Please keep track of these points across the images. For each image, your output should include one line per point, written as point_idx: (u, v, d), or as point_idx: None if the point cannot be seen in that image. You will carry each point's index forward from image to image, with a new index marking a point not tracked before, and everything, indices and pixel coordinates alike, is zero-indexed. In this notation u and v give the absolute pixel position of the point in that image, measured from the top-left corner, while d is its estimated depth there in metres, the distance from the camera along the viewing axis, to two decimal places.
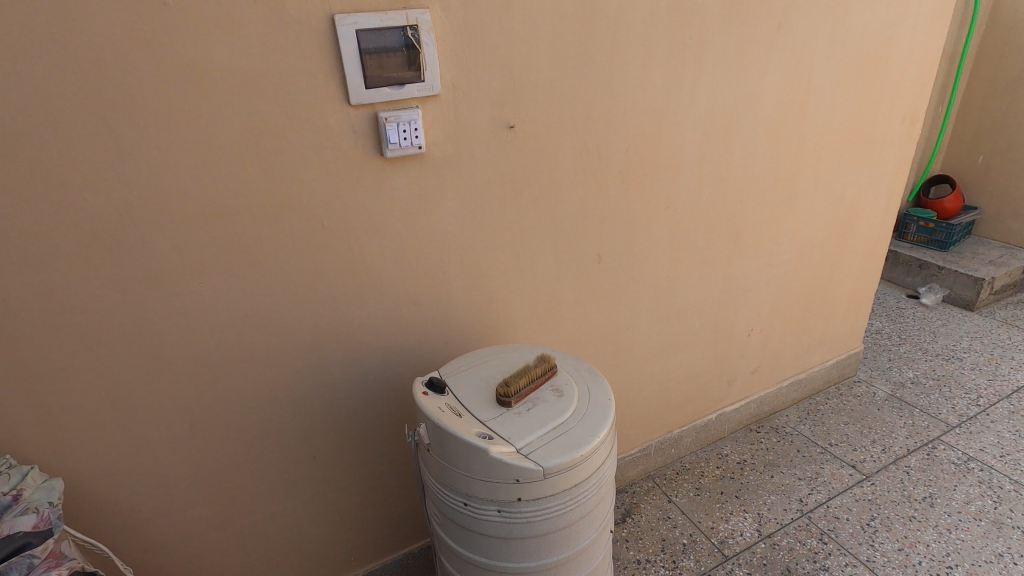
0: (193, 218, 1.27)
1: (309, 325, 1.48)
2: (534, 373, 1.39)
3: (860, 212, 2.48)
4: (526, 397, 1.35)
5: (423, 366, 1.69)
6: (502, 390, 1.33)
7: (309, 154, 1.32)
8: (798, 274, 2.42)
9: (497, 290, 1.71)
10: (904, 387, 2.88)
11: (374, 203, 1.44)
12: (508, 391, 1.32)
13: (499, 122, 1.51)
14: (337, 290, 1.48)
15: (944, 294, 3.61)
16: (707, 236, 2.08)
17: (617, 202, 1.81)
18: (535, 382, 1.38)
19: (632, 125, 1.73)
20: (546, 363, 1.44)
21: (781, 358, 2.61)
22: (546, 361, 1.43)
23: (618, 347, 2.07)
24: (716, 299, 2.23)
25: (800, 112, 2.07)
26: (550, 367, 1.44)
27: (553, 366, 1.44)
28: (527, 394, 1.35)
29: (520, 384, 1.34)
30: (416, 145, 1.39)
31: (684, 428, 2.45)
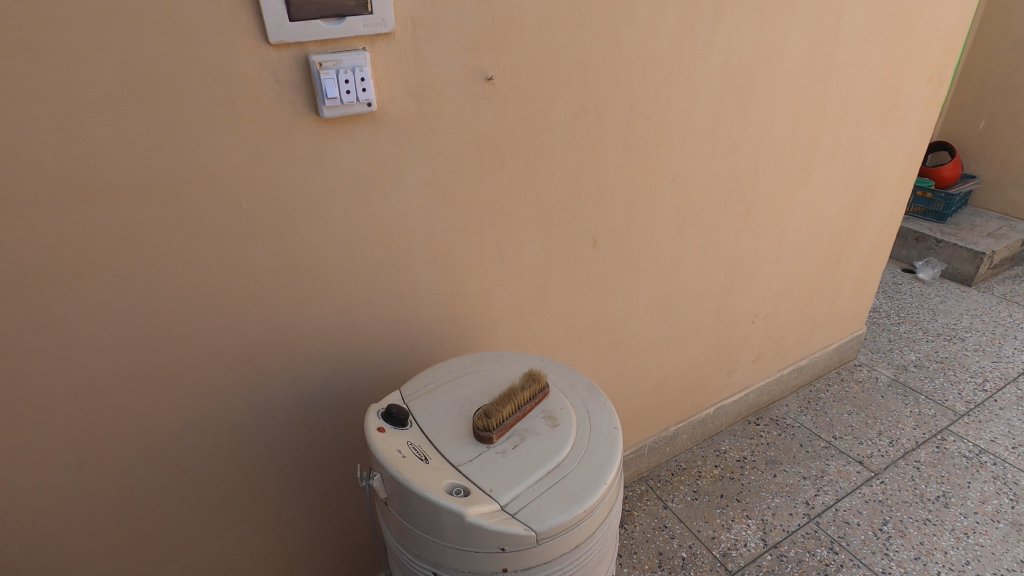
0: (53, 200, 0.91)
1: (233, 336, 1.16)
2: (523, 398, 1.09)
3: (877, 184, 2.22)
4: (510, 430, 1.06)
5: (383, 377, 1.38)
6: (482, 422, 1.03)
7: (217, 112, 0.97)
8: (809, 253, 2.17)
9: (474, 283, 1.40)
10: (907, 371, 2.70)
11: (312, 179, 1.10)
12: (489, 424, 1.03)
13: (474, 72, 1.17)
14: (267, 291, 1.15)
15: (942, 268, 3.44)
16: (715, 213, 1.79)
17: (617, 175, 1.50)
18: (524, 410, 1.09)
19: (637, 78, 1.40)
20: (537, 382, 1.14)
21: (784, 344, 2.39)
22: (537, 380, 1.14)
23: (613, 342, 1.80)
24: (722, 285, 1.97)
25: (824, 68, 1.77)
26: (542, 387, 1.15)
27: (546, 387, 1.15)
28: (511, 425, 1.06)
29: (505, 413, 1.05)
30: (364, 101, 1.05)
31: (681, 424, 2.22)
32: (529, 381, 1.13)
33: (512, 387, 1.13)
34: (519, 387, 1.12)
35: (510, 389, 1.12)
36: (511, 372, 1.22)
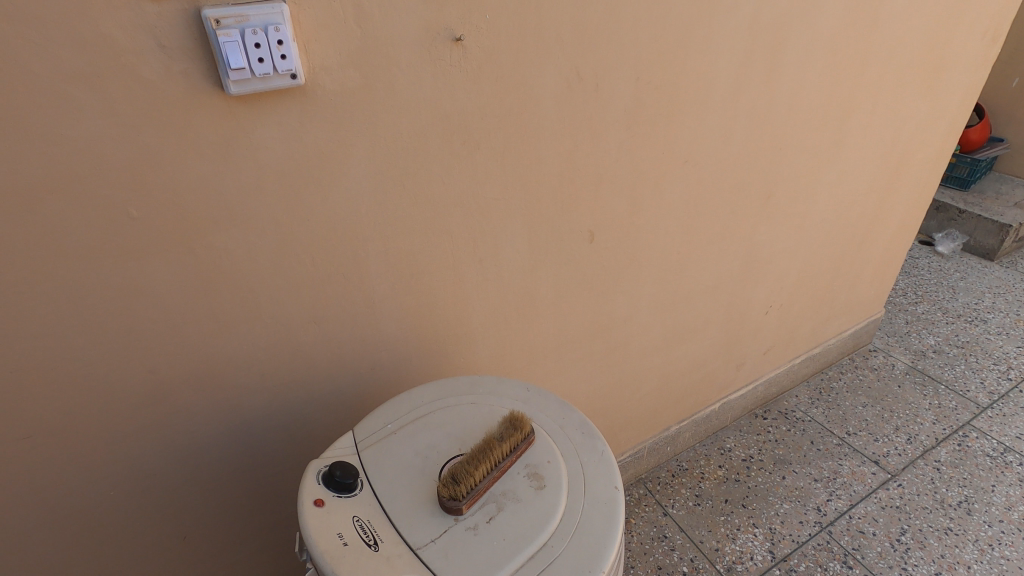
0: None
1: (139, 373, 0.91)
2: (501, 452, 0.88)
3: (913, 157, 1.95)
4: (483, 495, 0.85)
5: (340, 406, 1.16)
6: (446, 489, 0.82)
7: (76, 89, 0.70)
8: (832, 236, 1.93)
9: (446, 291, 1.16)
10: (926, 357, 2.51)
11: (225, 175, 0.84)
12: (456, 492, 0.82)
13: (438, 30, 0.90)
14: (179, 318, 0.91)
15: (963, 241, 3.22)
16: (734, 197, 1.53)
17: (620, 156, 1.24)
18: (502, 468, 0.87)
19: (647, 37, 1.12)
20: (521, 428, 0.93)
21: (797, 334, 2.17)
22: (521, 426, 0.92)
23: (611, 344, 1.57)
24: (735, 276, 1.73)
25: (868, 22, 1.48)
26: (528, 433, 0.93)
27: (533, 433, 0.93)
28: (484, 490, 0.85)
29: (477, 476, 0.84)
30: (286, 73, 0.78)
31: (684, 423, 2.03)
32: (510, 427, 0.92)
33: (489, 436, 0.92)
34: (496, 437, 0.90)
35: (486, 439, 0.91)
36: (492, 411, 1.01)
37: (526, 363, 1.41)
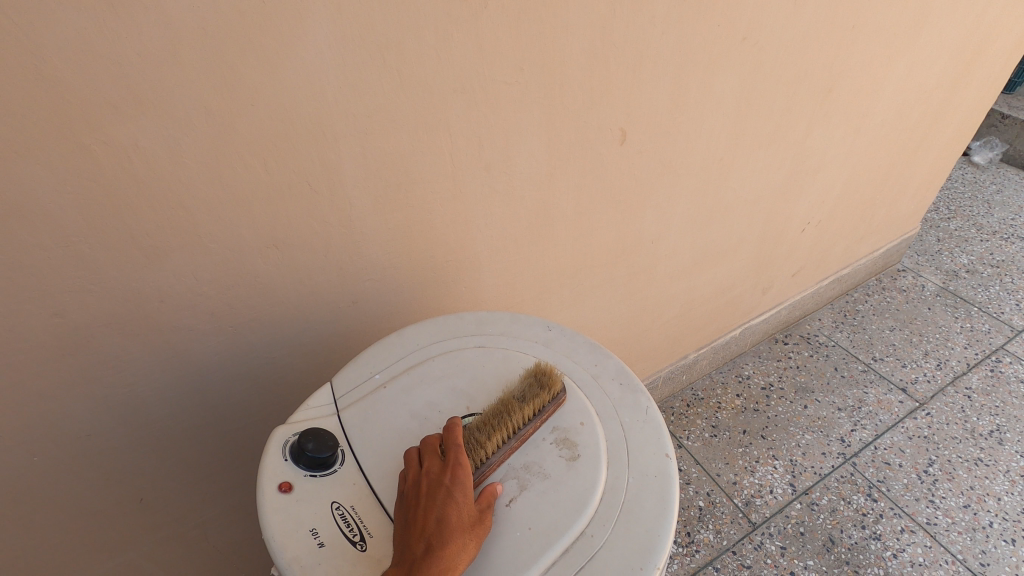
0: None
1: (42, 315, 0.69)
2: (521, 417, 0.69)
3: (991, 45, 1.65)
4: (500, 471, 0.66)
5: (317, 348, 0.95)
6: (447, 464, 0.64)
7: None
8: (886, 141, 1.67)
9: (444, 207, 0.92)
10: (958, 277, 2.33)
11: (118, 32, 0.57)
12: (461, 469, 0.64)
13: None
14: (83, 243, 0.66)
15: (1002, 151, 2.95)
16: (791, 88, 1.26)
17: (665, 30, 0.95)
18: (523, 437, 0.68)
19: None
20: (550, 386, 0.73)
21: (830, 253, 1.97)
22: (549, 382, 0.73)
23: (635, 268, 1.36)
24: (778, 187, 1.49)
25: None
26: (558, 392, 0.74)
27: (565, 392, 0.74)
28: (501, 464, 0.66)
29: (489, 448, 0.65)
30: None
31: (702, 351, 1.86)
32: (533, 384, 0.73)
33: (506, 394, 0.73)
34: (514, 397, 0.71)
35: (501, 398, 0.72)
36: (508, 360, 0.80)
37: (539, 293, 1.20)
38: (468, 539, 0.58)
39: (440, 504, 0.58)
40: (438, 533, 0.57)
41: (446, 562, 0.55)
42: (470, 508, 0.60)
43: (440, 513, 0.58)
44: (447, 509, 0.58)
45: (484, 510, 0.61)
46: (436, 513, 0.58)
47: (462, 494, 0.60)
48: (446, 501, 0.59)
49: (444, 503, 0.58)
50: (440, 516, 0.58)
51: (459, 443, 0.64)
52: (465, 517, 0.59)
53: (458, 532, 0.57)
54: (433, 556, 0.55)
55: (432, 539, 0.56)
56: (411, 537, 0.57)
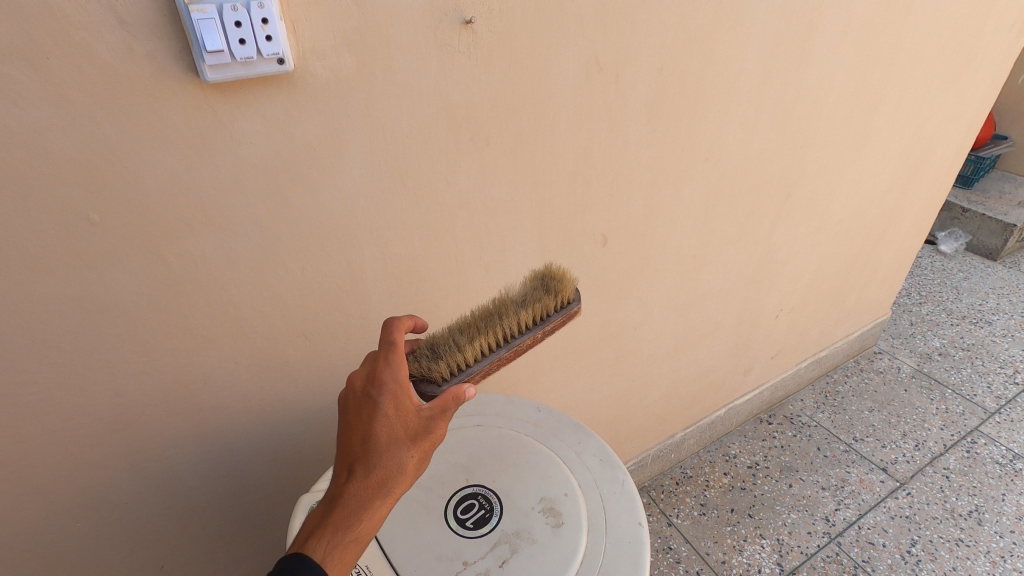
0: None
1: (103, 396, 0.81)
2: (513, 328, 0.84)
3: (934, 155, 1.87)
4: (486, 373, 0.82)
5: (331, 424, 1.06)
6: (434, 363, 0.77)
7: (13, 72, 0.58)
8: (847, 237, 1.85)
9: (449, 299, 1.06)
10: (931, 360, 2.46)
11: (199, 173, 0.72)
12: (447, 370, 0.78)
13: (444, 11, 0.79)
14: (148, 334, 0.80)
15: (966, 241, 3.17)
16: (753, 196, 1.44)
17: (637, 155, 1.13)
18: (511, 348, 0.83)
19: (672, 20, 1.01)
20: (551, 308, 0.87)
21: (806, 337, 2.11)
22: (554, 300, 0.88)
23: (621, 352, 1.49)
24: (749, 279, 1.65)
25: (902, 13, 1.37)
26: (559, 313, 0.88)
27: (569, 312, 0.88)
28: (488, 370, 0.82)
29: (471, 355, 0.80)
30: (273, 57, 0.67)
31: (689, 430, 1.95)
32: (536, 302, 0.86)
33: (506, 304, 0.86)
34: (514, 308, 0.85)
35: (501, 306, 0.86)
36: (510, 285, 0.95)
37: (532, 373, 1.32)
38: (402, 448, 0.63)
39: (365, 422, 0.63)
40: (362, 454, 0.62)
41: (376, 477, 0.61)
42: (405, 421, 0.65)
43: (365, 431, 0.63)
44: (372, 426, 0.63)
45: (428, 418, 0.65)
46: (362, 435, 0.63)
47: (388, 407, 0.64)
48: (371, 417, 0.63)
49: (368, 419, 0.64)
50: (364, 434, 0.63)
51: (394, 351, 0.69)
52: (397, 429, 0.64)
53: (388, 445, 0.62)
54: (360, 475, 0.61)
55: (357, 462, 0.62)
56: (341, 462, 0.63)
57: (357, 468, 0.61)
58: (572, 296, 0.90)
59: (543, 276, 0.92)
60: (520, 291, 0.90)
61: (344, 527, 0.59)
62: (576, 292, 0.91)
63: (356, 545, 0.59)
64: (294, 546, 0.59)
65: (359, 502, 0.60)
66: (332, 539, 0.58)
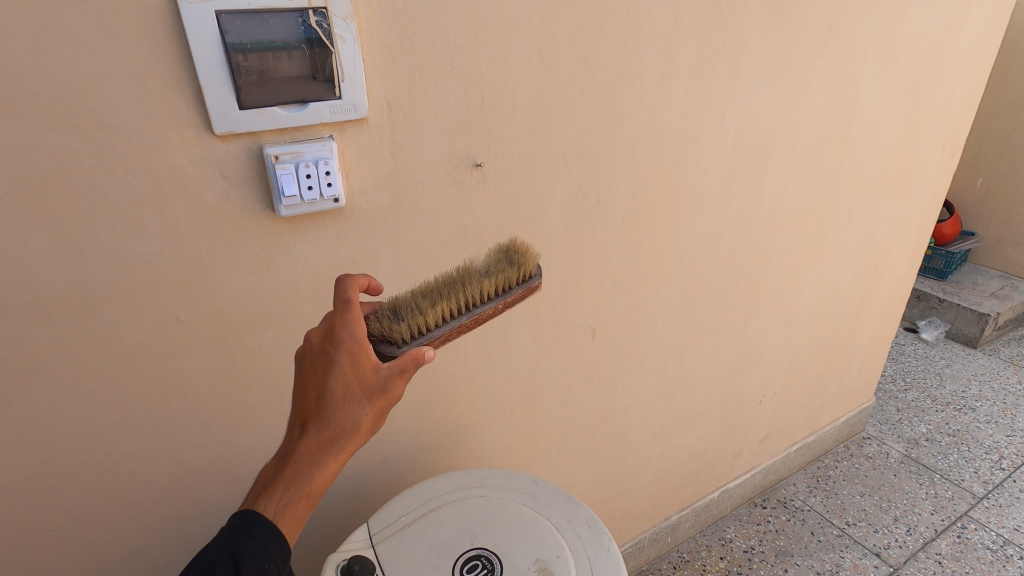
0: None
1: (166, 465, 0.95)
2: (474, 296, 0.89)
3: (891, 255, 2.08)
4: (446, 339, 0.87)
5: (350, 498, 1.18)
6: (396, 324, 0.81)
7: (143, 213, 0.79)
8: (819, 328, 2.03)
9: (457, 384, 1.22)
10: (919, 445, 2.55)
11: (265, 282, 0.92)
12: (408, 332, 0.82)
13: (460, 158, 1.02)
14: (209, 412, 0.96)
15: (945, 329, 3.34)
16: (725, 293, 1.63)
17: (619, 261, 1.34)
18: (472, 315, 0.88)
19: (642, 157, 1.25)
20: (513, 281, 0.93)
21: (792, 421, 2.22)
22: (518, 273, 0.93)
23: (613, 433, 1.62)
24: (729, 366, 1.81)
25: (842, 142, 1.63)
26: (521, 286, 0.93)
27: (530, 286, 0.94)
28: (448, 337, 0.86)
29: (432, 318, 0.84)
30: (330, 197, 0.89)
31: (683, 512, 2.02)
32: (499, 273, 0.91)
33: (470, 274, 0.92)
34: (477, 279, 0.90)
35: (465, 276, 0.92)
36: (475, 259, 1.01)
37: (531, 453, 1.45)
38: (355, 407, 0.70)
39: (321, 381, 0.69)
40: (317, 411, 0.69)
41: (328, 434, 0.69)
42: (360, 379, 0.70)
43: (320, 390, 0.69)
44: (327, 385, 0.69)
45: (384, 378, 0.71)
46: (317, 393, 0.69)
47: (343, 366, 0.70)
48: (326, 376, 0.69)
49: (323, 377, 0.69)
50: (319, 394, 0.69)
51: (350, 307, 0.72)
52: (351, 388, 0.70)
53: (341, 405, 0.69)
54: (313, 433, 0.69)
55: (312, 416, 0.69)
56: (299, 413, 0.70)
57: (310, 425, 0.69)
58: (534, 271, 0.96)
59: (508, 251, 0.98)
60: (485, 263, 0.96)
61: (297, 479, 0.69)
62: (537, 267, 0.96)
63: (310, 492, 0.69)
64: (258, 487, 0.71)
65: (311, 456, 0.69)
66: (286, 488, 0.69)
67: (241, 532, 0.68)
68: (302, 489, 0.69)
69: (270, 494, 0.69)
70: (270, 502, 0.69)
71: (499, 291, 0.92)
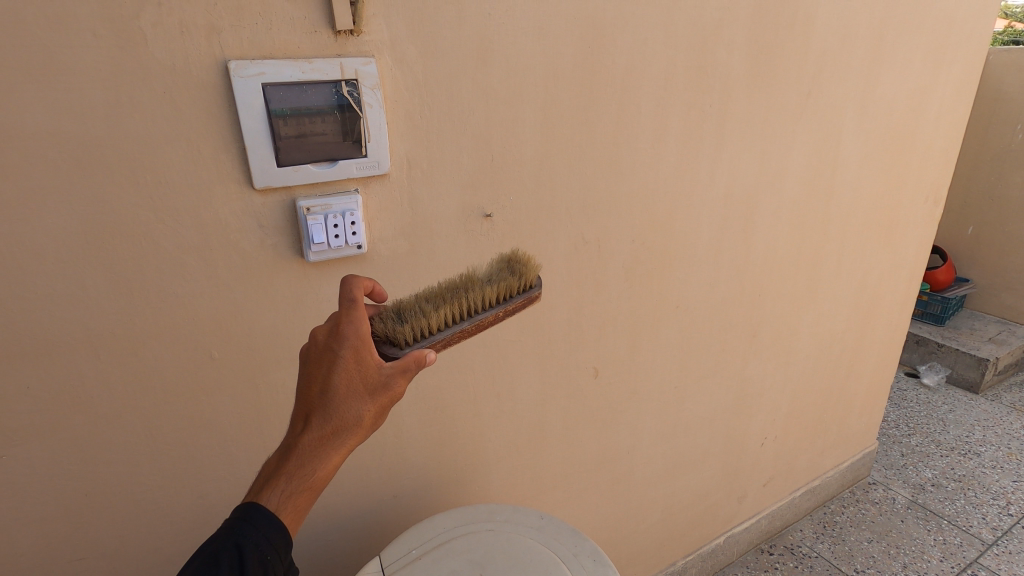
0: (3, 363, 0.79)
1: (190, 496, 1.01)
2: (477, 302, 0.91)
3: (884, 299, 2.16)
4: (448, 344, 0.88)
5: (361, 533, 1.22)
6: (400, 326, 0.82)
7: (187, 259, 0.88)
8: (817, 371, 2.08)
9: (466, 422, 1.27)
10: (925, 491, 2.54)
11: (291, 322, 1.00)
12: (412, 334, 0.83)
13: (471, 209, 1.12)
14: (234, 446, 1.02)
15: (946, 374, 3.36)
16: (722, 336, 1.70)
17: (619, 304, 1.42)
18: (474, 321, 0.90)
19: (639, 208, 1.35)
20: (513, 290, 0.95)
21: (794, 465, 2.24)
22: (519, 282, 0.96)
23: (616, 474, 1.65)
24: (729, 408, 1.85)
25: (828, 192, 1.73)
26: (520, 295, 0.96)
27: (530, 296, 0.97)
28: (450, 341, 0.88)
29: (434, 323, 0.86)
30: (354, 244, 0.98)
31: (689, 557, 2.02)
32: (501, 281, 0.94)
33: (473, 281, 0.94)
34: (480, 285, 0.92)
35: (468, 282, 0.93)
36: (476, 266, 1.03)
37: (537, 492, 1.48)
38: (358, 402, 0.69)
39: (325, 375, 0.68)
40: (321, 404, 0.68)
41: (331, 427, 0.68)
42: (364, 375, 0.70)
43: (324, 383, 0.68)
44: (331, 379, 0.68)
45: (387, 375, 0.72)
46: (321, 386, 0.68)
47: (348, 360, 0.69)
48: (330, 370, 0.68)
49: (328, 371, 0.68)
50: (324, 386, 0.68)
51: (354, 305, 0.71)
52: (355, 383, 0.69)
53: (344, 398, 0.68)
54: (316, 426, 0.67)
55: (316, 409, 0.68)
56: (302, 407, 0.68)
57: (314, 417, 0.68)
58: (534, 281, 0.99)
59: (509, 261, 1.01)
60: (487, 270, 0.98)
61: (299, 473, 0.67)
62: (537, 278, 0.99)
63: (312, 488, 0.67)
64: (258, 483, 0.68)
65: (312, 451, 0.67)
66: (288, 484, 0.66)
67: (242, 524, 0.65)
68: (304, 485, 0.67)
69: (271, 489, 0.67)
70: (272, 497, 0.66)
71: (500, 298, 0.94)
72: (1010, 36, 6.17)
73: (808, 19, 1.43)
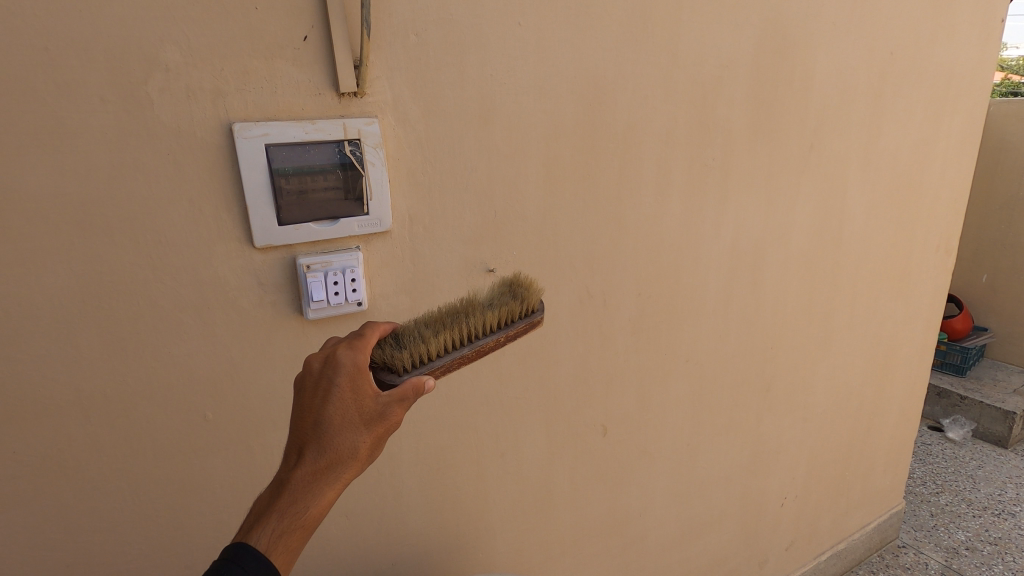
0: None
1: (176, 566, 0.95)
2: (477, 327, 0.87)
3: (900, 350, 2.10)
4: (449, 371, 0.84)
5: None
6: (398, 352, 0.78)
7: (185, 317, 0.86)
8: (835, 426, 2.00)
9: (469, 483, 1.22)
10: (960, 555, 2.38)
11: (288, 380, 0.97)
12: (410, 361, 0.79)
13: (474, 265, 1.11)
14: (225, 511, 0.97)
15: (972, 427, 3.23)
16: (735, 391, 1.64)
17: (627, 359, 1.38)
18: (475, 346, 0.86)
19: (645, 261, 1.33)
20: (516, 314, 0.92)
21: (817, 527, 2.13)
22: (521, 305, 0.92)
23: (628, 538, 1.56)
24: (745, 466, 1.77)
25: (836, 243, 1.71)
26: (524, 320, 0.92)
27: (533, 319, 0.93)
28: (451, 367, 0.84)
29: (432, 348, 0.81)
30: (354, 301, 0.96)
31: None
32: (503, 305, 0.90)
33: (474, 305, 0.90)
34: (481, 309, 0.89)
35: (469, 306, 0.90)
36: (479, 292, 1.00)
37: (545, 558, 1.40)
38: (354, 434, 0.65)
39: (319, 405, 0.64)
40: (315, 435, 0.64)
41: (324, 462, 0.63)
42: (360, 406, 0.66)
43: (318, 415, 0.64)
44: (325, 409, 0.64)
45: (384, 405, 0.68)
46: (315, 417, 0.64)
47: (344, 389, 0.65)
48: (325, 400, 0.65)
49: (323, 401, 0.64)
50: (317, 418, 0.64)
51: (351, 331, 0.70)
52: (351, 413, 0.65)
53: (339, 430, 0.64)
54: (310, 460, 0.63)
55: (310, 440, 0.64)
56: (296, 438, 0.65)
57: (307, 451, 0.63)
58: (537, 305, 0.95)
59: (512, 284, 0.97)
60: (489, 295, 0.95)
61: (291, 511, 0.61)
62: (540, 302, 0.96)
63: (305, 526, 0.62)
64: (246, 523, 0.63)
65: (306, 486, 0.62)
66: (279, 523, 0.61)
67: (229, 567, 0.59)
68: (296, 523, 0.61)
69: (261, 529, 0.61)
70: (261, 537, 0.60)
71: (503, 323, 0.91)
72: (1010, 88, 6.27)
73: (807, 74, 1.46)
